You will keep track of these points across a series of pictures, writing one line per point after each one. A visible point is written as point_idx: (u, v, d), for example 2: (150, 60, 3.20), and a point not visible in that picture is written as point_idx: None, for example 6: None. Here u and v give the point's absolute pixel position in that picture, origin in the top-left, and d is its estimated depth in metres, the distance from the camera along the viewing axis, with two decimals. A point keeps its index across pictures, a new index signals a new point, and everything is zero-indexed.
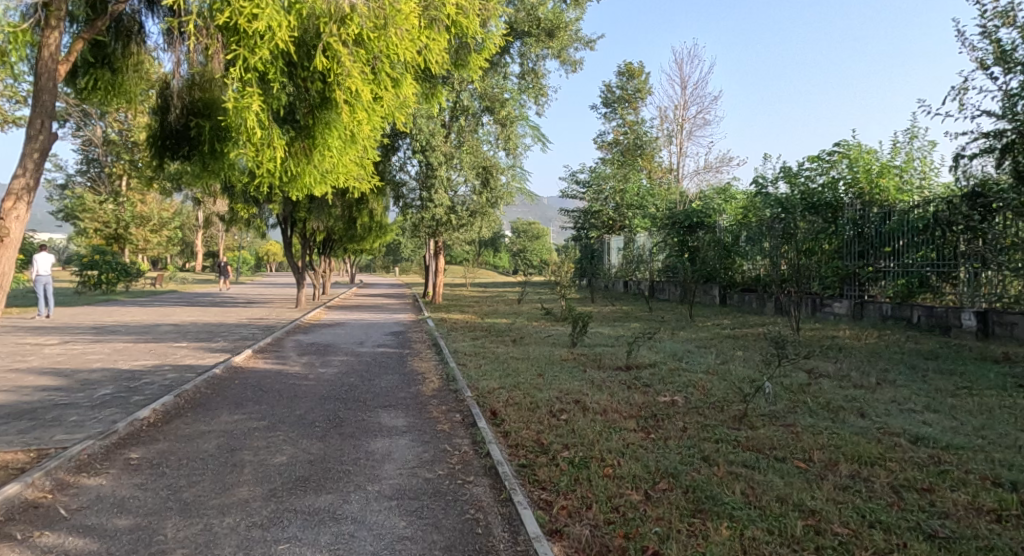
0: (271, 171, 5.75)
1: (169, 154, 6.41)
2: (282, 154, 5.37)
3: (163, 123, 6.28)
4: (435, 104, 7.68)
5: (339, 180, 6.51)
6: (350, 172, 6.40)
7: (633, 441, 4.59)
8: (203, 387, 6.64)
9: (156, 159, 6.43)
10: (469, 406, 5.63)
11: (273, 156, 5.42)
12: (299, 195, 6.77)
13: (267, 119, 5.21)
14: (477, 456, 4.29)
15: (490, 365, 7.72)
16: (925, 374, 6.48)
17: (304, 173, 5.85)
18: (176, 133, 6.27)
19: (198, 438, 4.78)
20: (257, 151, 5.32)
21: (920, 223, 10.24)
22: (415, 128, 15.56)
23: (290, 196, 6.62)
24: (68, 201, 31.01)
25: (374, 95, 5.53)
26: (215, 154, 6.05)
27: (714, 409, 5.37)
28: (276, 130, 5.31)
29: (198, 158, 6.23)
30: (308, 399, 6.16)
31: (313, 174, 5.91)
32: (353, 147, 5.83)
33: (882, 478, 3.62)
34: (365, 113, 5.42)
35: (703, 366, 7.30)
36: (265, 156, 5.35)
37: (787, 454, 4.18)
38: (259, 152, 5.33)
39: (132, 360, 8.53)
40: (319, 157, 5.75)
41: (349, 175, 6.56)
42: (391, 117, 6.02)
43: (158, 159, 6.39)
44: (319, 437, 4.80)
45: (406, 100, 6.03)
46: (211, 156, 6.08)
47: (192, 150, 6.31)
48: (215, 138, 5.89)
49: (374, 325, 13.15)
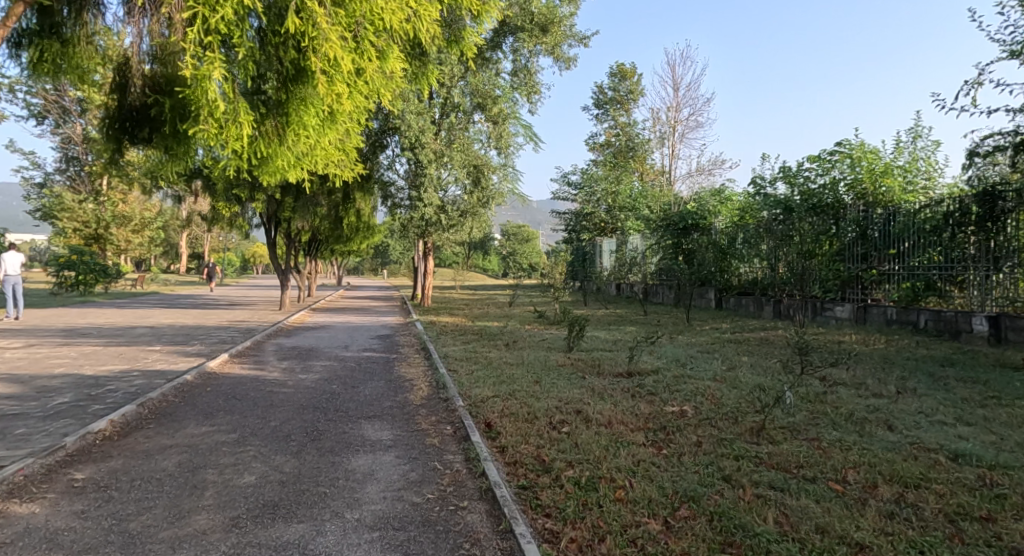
0: (238, 151, 5.34)
1: (130, 137, 5.98)
2: (249, 130, 4.92)
3: (122, 102, 5.83)
4: (426, 86, 7.29)
5: (317, 164, 6.07)
6: (329, 156, 6.01)
7: (644, 458, 4.14)
8: (171, 394, 6.10)
9: (114, 143, 5.97)
10: (462, 417, 5.15)
11: (240, 134, 4.97)
12: (273, 181, 6.33)
13: (232, 90, 4.75)
14: (471, 477, 3.81)
15: (483, 371, 7.24)
16: (947, 383, 6.09)
17: (276, 155, 5.44)
18: (135, 113, 5.84)
19: (157, 453, 4.25)
20: (220, 130, 4.90)
21: (929, 224, 9.92)
22: (403, 124, 15.03)
23: (262, 181, 6.18)
24: (45, 201, 30.12)
25: (356, 68, 5.09)
26: (179, 134, 5.61)
27: (728, 421, 4.94)
28: (242, 103, 4.85)
29: (159, 140, 5.78)
30: (285, 409, 5.64)
31: (286, 157, 5.51)
32: (333, 127, 5.41)
33: (932, 504, 3.20)
34: (345, 86, 4.98)
35: (709, 373, 6.87)
36: (230, 134, 4.91)
37: (817, 473, 3.74)
38: (223, 129, 4.87)
39: (98, 364, 7.95)
40: (293, 138, 5.36)
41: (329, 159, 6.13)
42: (376, 94, 5.59)
43: (117, 143, 5.94)
44: (295, 453, 4.30)
45: (393, 75, 5.59)
46: (173, 138, 5.63)
47: (153, 132, 5.88)
48: (177, 118, 5.43)
49: (360, 328, 12.61)
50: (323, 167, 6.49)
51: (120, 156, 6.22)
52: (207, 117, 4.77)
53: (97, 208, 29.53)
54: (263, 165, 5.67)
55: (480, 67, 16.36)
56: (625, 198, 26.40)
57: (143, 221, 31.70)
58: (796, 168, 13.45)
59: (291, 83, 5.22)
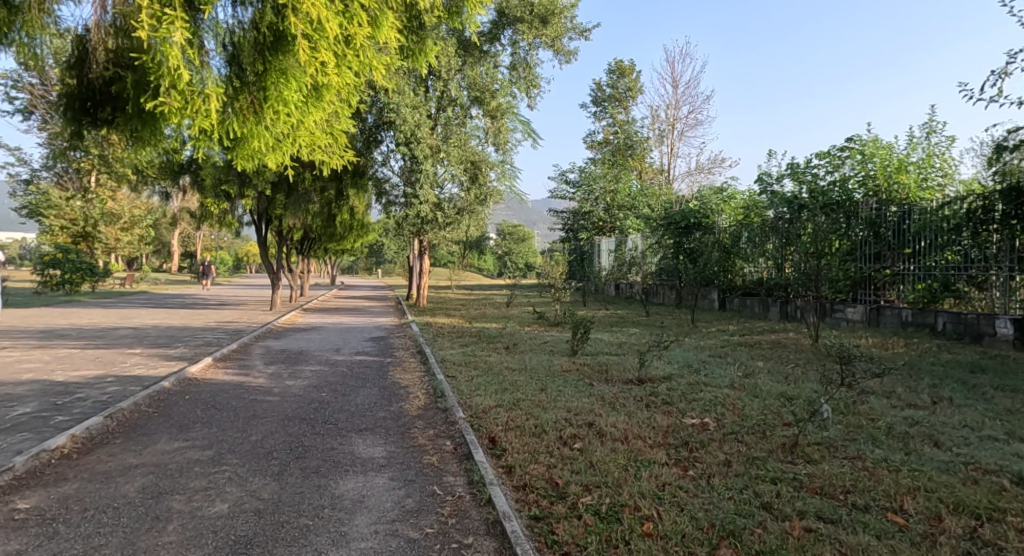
0: (210, 131, 4.96)
1: (92, 119, 5.56)
2: (217, 105, 4.54)
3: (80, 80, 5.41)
4: (422, 64, 6.83)
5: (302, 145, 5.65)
6: (314, 138, 5.64)
7: (670, 481, 3.68)
8: (144, 404, 5.59)
9: (72, 126, 5.58)
10: (462, 431, 4.68)
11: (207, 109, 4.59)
12: (251, 165, 5.91)
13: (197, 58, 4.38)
14: (476, 505, 3.35)
15: (483, 378, 6.76)
16: (984, 391, 5.66)
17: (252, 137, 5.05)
18: (97, 94, 5.46)
19: (119, 474, 3.75)
20: (185, 105, 4.52)
21: (948, 222, 9.58)
22: (398, 117, 14.42)
23: (239, 166, 5.75)
24: (31, 198, 29.40)
25: (344, 34, 4.67)
26: (147, 115, 5.18)
27: (756, 436, 4.49)
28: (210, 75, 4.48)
29: (124, 121, 5.33)
30: (268, 421, 5.15)
31: (264, 139, 5.12)
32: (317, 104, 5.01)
33: (1015, 543, 2.75)
34: (330, 54, 4.57)
35: (725, 379, 6.43)
36: (195, 108, 4.51)
37: (870, 501, 3.29)
38: (188, 102, 4.47)
39: (71, 369, 7.41)
40: (271, 117, 4.97)
41: (316, 140, 5.72)
42: (367, 67, 5.17)
43: (75, 127, 5.55)
44: (277, 474, 3.82)
45: (387, 46, 5.17)
46: (139, 119, 5.20)
47: (116, 113, 5.48)
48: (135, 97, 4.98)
49: (353, 329, 12.09)
50: (309, 151, 6.07)
51: (81, 138, 5.81)
52: (170, 91, 4.39)
53: (85, 206, 28.85)
54: (238, 148, 5.27)
55: (478, 60, 15.89)
56: (624, 197, 25.99)
57: (132, 219, 31.03)
58: (805, 165, 13.07)
59: (270, 54, 4.85)
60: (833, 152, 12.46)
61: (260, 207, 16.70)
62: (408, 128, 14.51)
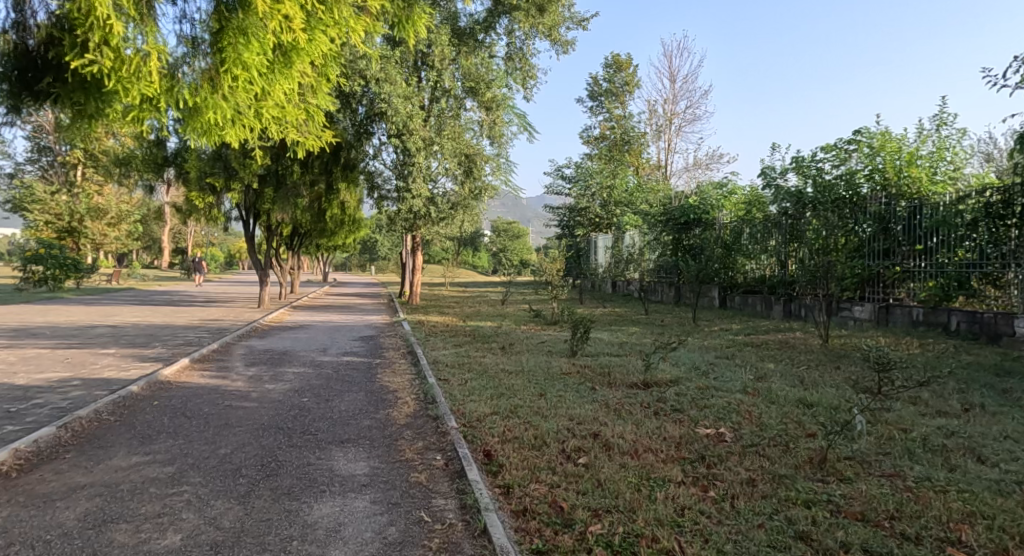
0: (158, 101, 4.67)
1: (32, 93, 5.18)
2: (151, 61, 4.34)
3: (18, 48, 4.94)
4: (412, 33, 6.30)
5: (270, 120, 5.27)
6: (284, 114, 5.28)
7: (689, 504, 3.24)
8: (107, 411, 5.11)
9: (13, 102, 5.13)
10: (454, 444, 4.24)
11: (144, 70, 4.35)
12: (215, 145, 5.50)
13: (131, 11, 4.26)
14: (469, 537, 2.90)
15: (478, 381, 6.30)
16: (1018, 397, 5.25)
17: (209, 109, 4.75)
18: (40, 62, 5.02)
19: (61, 497, 3.28)
20: (118, 66, 4.30)
21: (964, 217, 9.21)
22: (389, 108, 13.88)
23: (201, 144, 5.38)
24: (14, 192, 28.68)
25: None
26: (91, 86, 4.86)
27: (778, 450, 4.07)
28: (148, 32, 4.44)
29: (64, 93, 4.92)
30: (241, 431, 4.68)
31: (222, 110, 4.83)
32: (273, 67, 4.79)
33: None
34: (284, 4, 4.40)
35: (737, 383, 6.01)
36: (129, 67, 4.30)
37: (922, 531, 2.87)
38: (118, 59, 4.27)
39: (35, 372, 6.89)
40: (229, 85, 4.73)
41: (287, 116, 5.32)
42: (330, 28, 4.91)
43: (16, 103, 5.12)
44: (243, 497, 3.35)
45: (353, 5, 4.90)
46: (83, 90, 4.88)
47: (54, 84, 4.95)
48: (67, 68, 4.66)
49: (342, 328, 11.60)
50: (280, 129, 5.71)
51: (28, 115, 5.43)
52: (101, 48, 4.20)
53: (70, 200, 28.18)
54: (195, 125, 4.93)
55: (472, 49, 15.46)
56: (621, 192, 25.58)
57: (119, 214, 30.38)
58: (809, 158, 12.68)
59: (226, 13, 4.63)
60: (840, 145, 12.06)
61: (247, 201, 16.19)
62: (400, 118, 14.01)
